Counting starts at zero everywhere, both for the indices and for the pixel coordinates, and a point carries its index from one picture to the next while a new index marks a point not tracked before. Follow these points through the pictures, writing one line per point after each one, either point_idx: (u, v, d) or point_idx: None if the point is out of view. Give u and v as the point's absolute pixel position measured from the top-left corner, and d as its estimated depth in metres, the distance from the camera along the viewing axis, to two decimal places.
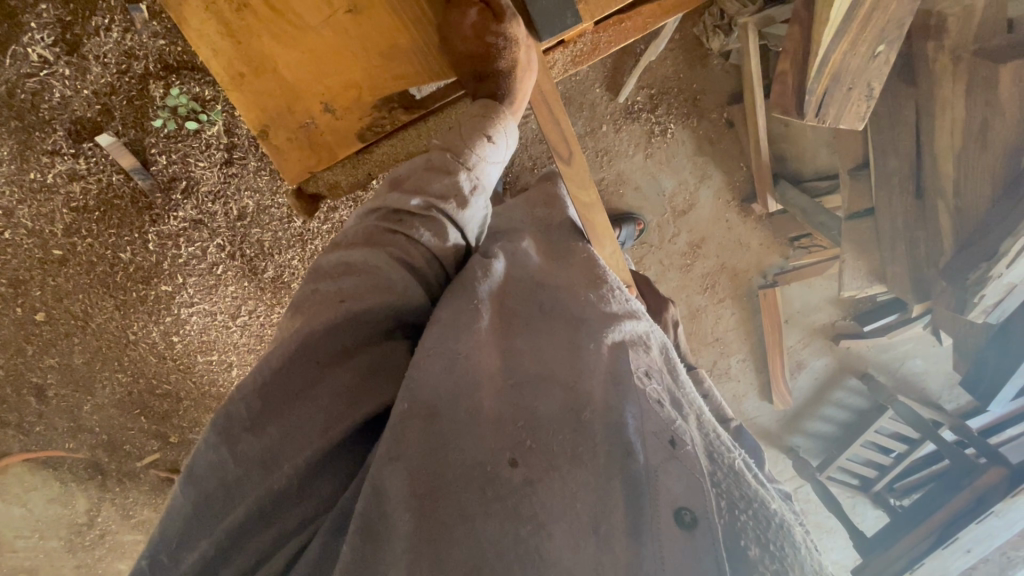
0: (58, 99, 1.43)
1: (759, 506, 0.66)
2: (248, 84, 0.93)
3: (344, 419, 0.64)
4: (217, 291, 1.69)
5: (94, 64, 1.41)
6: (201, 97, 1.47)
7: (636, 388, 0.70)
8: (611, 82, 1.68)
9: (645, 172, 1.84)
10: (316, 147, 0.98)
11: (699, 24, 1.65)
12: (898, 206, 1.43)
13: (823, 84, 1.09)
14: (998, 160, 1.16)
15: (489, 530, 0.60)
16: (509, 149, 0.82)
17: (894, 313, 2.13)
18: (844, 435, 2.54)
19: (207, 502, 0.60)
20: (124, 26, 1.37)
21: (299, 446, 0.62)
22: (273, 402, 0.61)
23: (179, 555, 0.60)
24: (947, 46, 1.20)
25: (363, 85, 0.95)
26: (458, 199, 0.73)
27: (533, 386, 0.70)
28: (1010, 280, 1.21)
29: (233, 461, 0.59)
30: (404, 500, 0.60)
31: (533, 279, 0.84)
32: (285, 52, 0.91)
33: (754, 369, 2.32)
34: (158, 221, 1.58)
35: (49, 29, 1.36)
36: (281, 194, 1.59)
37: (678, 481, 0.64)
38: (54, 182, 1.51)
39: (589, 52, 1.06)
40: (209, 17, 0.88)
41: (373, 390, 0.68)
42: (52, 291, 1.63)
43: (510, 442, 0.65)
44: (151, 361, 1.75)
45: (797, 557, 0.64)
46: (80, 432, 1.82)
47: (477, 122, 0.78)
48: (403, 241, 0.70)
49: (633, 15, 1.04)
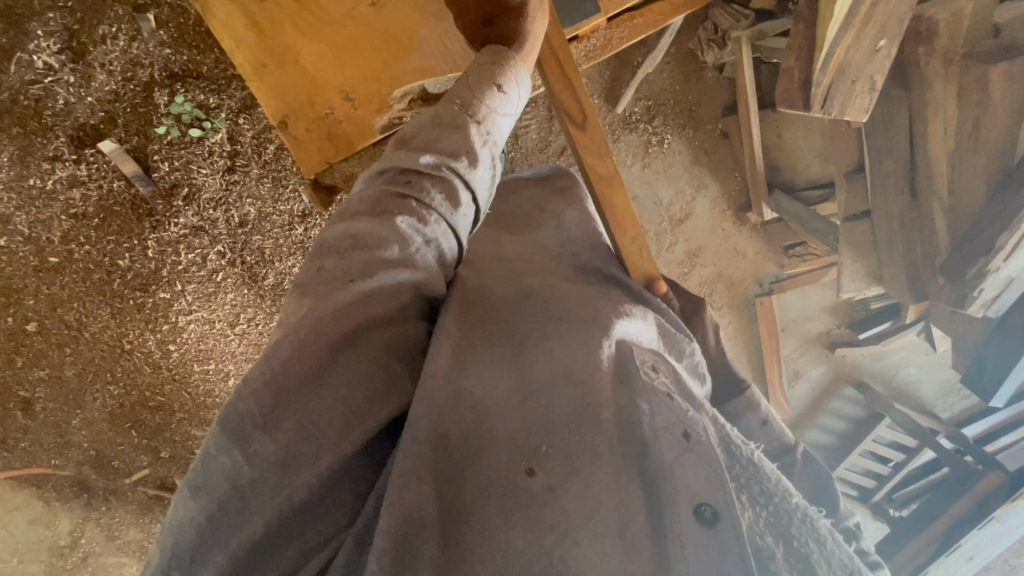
0: (62, 105, 1.44)
1: (779, 499, 0.66)
2: (269, 74, 0.98)
3: (365, 419, 0.63)
4: (215, 299, 1.67)
5: (100, 72, 1.43)
6: (205, 104, 1.49)
7: (645, 385, 0.71)
8: (609, 94, 1.71)
9: (643, 181, 1.87)
10: (333, 137, 1.04)
11: (693, 38, 1.71)
12: (894, 207, 1.44)
13: (829, 76, 1.12)
14: (987, 163, 1.21)
15: (516, 543, 0.61)
16: (521, 101, 0.83)
17: (888, 320, 2.18)
18: (842, 446, 2.53)
19: (220, 510, 0.58)
20: (130, 35, 1.41)
21: (318, 447, 0.60)
22: (287, 397, 0.59)
23: (193, 573, 0.59)
24: (937, 50, 1.25)
25: (382, 77, 1.01)
26: (469, 157, 0.74)
27: (546, 390, 0.70)
28: (1007, 273, 1.22)
29: (248, 464, 0.58)
30: (430, 523, 0.61)
31: (542, 293, 0.86)
32: (307, 44, 0.98)
33: (752, 379, 2.33)
34: (158, 227, 1.57)
35: (55, 37, 1.38)
36: (283, 201, 1.60)
37: (697, 477, 0.63)
38: (54, 188, 1.50)
39: (602, 47, 1.10)
40: (238, 13, 0.94)
41: (391, 385, 0.67)
42: (46, 300, 1.61)
43: (527, 449, 0.66)
44: (145, 371, 1.72)
45: (821, 553, 0.63)
46: (68, 448, 1.77)
47: (486, 71, 0.78)
48: (414, 205, 0.71)
49: (644, 13, 1.11)
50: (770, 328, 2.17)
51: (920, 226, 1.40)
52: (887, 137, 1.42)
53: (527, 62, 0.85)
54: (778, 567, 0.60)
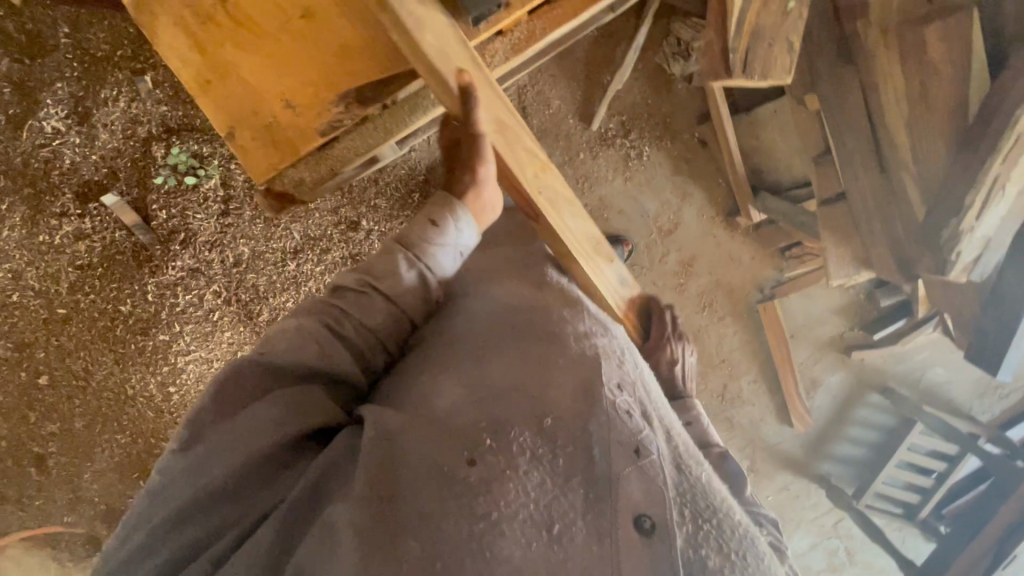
0: (69, 165, 1.55)
1: (723, 515, 0.64)
2: (215, 90, 0.99)
3: (268, 436, 0.66)
4: (212, 338, 1.70)
5: (102, 132, 1.54)
6: (198, 154, 1.59)
7: (605, 400, 0.68)
8: (583, 113, 1.77)
9: (627, 195, 1.89)
10: (277, 143, 1.01)
11: (658, 53, 1.77)
12: (864, 182, 1.43)
13: (745, 41, 1.06)
14: (945, 119, 1.18)
15: (446, 532, 0.58)
16: (463, 240, 0.85)
17: (901, 318, 2.10)
18: (876, 459, 2.36)
19: (162, 483, 0.64)
20: (130, 96, 1.53)
21: (220, 463, 0.64)
22: (201, 429, 0.66)
23: (131, 534, 0.64)
24: (875, 21, 1.27)
25: (319, 82, 0.99)
26: (393, 280, 0.79)
27: (501, 394, 0.69)
28: (982, 235, 1.19)
29: (163, 472, 0.65)
30: (362, 499, 0.61)
31: (507, 305, 0.88)
32: (247, 58, 0.98)
33: (767, 391, 2.22)
34: (157, 271, 1.64)
35: (63, 104, 1.51)
36: (275, 240, 1.66)
37: (640, 487, 0.62)
38: (61, 243, 1.59)
39: (526, 39, 1.05)
40: (181, 36, 0.96)
41: (301, 414, 0.69)
42: (55, 351, 1.67)
43: (467, 442, 0.64)
44: (149, 417, 1.74)
45: (758, 567, 0.62)
46: (79, 504, 1.78)
47: (430, 212, 0.83)
48: (336, 312, 0.76)
49: (563, 2, 1.05)
50: (777, 335, 2.10)
51: (894, 201, 1.38)
52: (848, 116, 1.41)
53: (473, 206, 0.88)
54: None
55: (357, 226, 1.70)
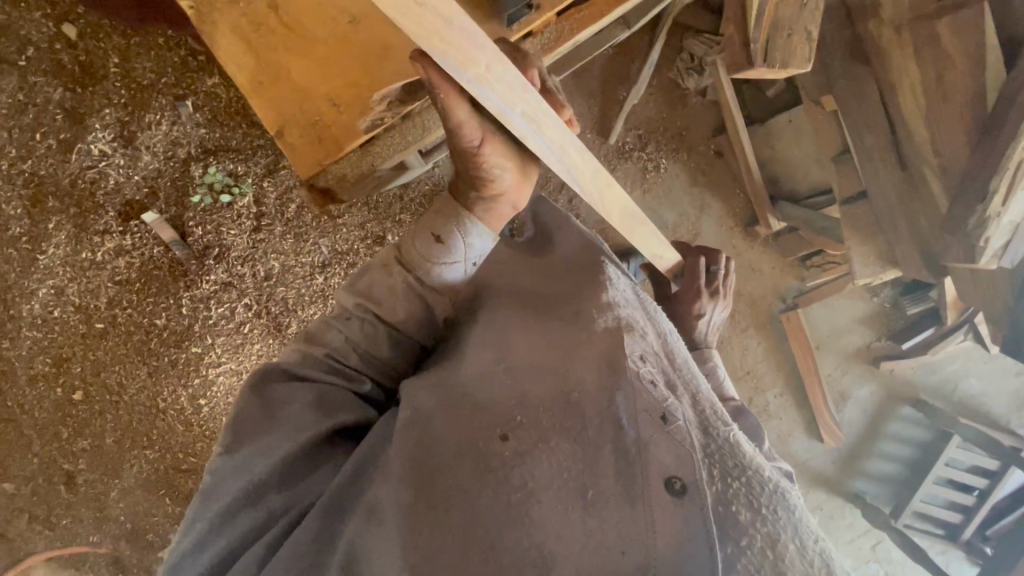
0: (113, 185, 1.64)
1: (751, 473, 0.65)
2: (265, 92, 1.05)
3: (307, 430, 0.71)
4: (242, 350, 1.74)
5: (145, 153, 1.63)
6: (234, 172, 1.67)
7: (630, 371, 0.71)
8: (600, 128, 1.83)
9: (644, 208, 1.92)
10: (323, 140, 1.07)
11: (673, 69, 1.84)
12: (886, 179, 1.48)
13: (764, 32, 1.10)
14: (962, 110, 1.21)
15: (482, 503, 0.59)
16: (474, 248, 0.80)
17: (929, 327, 2.07)
18: (911, 476, 2.28)
19: (214, 481, 0.69)
20: (172, 119, 1.62)
21: (267, 458, 0.68)
22: (242, 433, 0.70)
23: (190, 527, 0.68)
24: (887, 18, 1.32)
25: (362, 83, 1.06)
26: (389, 307, 0.78)
27: (527, 371, 0.72)
28: (1012, 219, 1.18)
29: (213, 475, 0.69)
30: (402, 477, 0.62)
31: (529, 292, 0.90)
32: (296, 62, 1.05)
33: (795, 405, 2.18)
34: (192, 285, 1.70)
35: (110, 128, 1.61)
36: (304, 254, 1.72)
37: (668, 453, 0.62)
38: (103, 259, 1.66)
39: (555, 42, 1.11)
40: (235, 40, 1.03)
41: (331, 413, 0.74)
42: (91, 366, 1.72)
43: (501, 419, 0.66)
44: (178, 431, 1.77)
45: (790, 518, 0.62)
46: (106, 522, 1.80)
47: (434, 220, 0.79)
48: (338, 339, 0.78)
49: (590, 7, 1.12)
50: (802, 345, 2.08)
51: (918, 199, 1.41)
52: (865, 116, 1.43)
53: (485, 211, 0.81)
54: (754, 535, 0.58)
55: (383, 241, 1.76)
